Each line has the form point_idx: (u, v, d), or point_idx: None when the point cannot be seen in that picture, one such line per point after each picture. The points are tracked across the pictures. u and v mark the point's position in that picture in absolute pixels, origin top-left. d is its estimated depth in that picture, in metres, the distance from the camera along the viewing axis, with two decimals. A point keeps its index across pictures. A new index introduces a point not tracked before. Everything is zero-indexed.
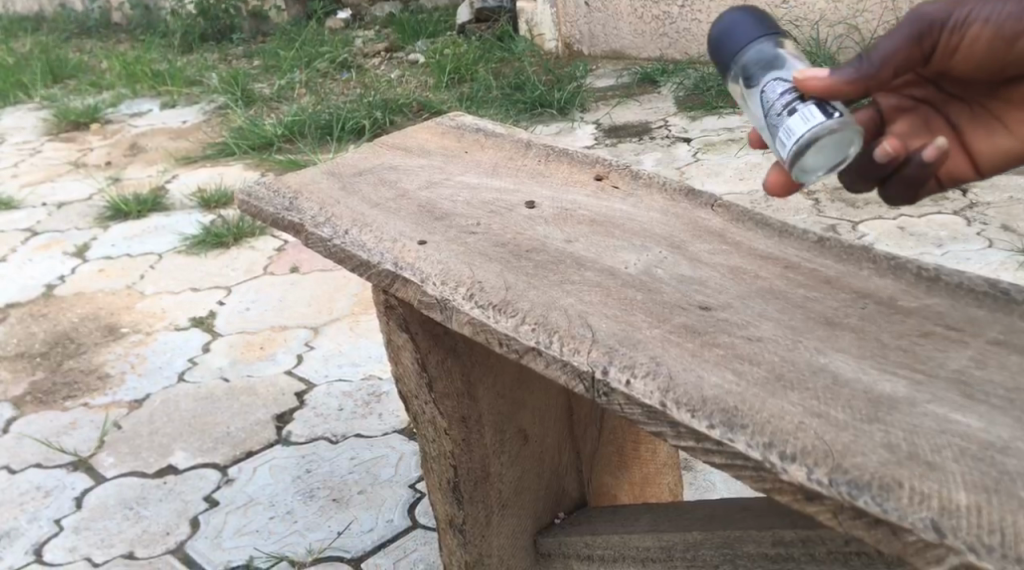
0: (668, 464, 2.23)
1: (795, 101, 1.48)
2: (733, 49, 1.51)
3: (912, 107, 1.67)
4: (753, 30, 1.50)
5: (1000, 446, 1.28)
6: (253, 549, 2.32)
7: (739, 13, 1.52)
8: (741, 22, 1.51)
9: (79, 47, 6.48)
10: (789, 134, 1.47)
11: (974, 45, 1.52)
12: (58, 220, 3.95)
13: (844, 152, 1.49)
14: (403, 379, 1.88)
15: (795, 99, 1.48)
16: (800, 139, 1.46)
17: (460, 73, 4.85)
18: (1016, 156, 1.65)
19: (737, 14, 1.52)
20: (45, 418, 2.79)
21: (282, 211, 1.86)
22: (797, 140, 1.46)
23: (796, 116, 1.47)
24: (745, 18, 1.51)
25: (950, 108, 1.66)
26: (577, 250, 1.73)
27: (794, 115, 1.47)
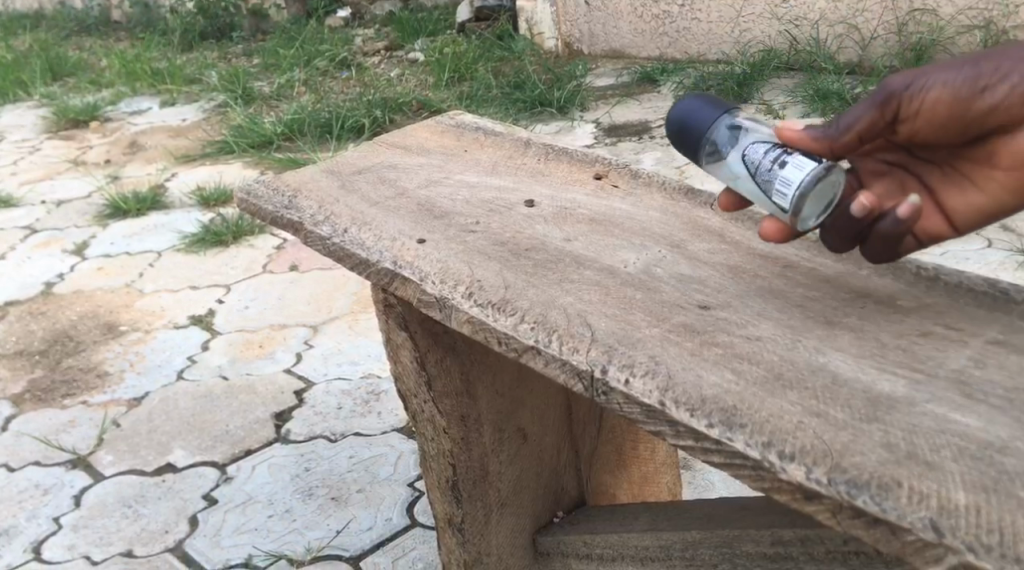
0: (667, 463, 2.23)
1: (782, 154, 1.50)
2: (700, 131, 1.53)
3: (885, 170, 1.64)
4: (714, 109, 1.54)
5: (999, 445, 1.28)
6: (251, 548, 2.32)
7: (695, 98, 1.55)
8: (697, 104, 1.54)
9: (78, 45, 6.48)
10: (787, 184, 1.49)
11: (933, 108, 1.50)
12: (58, 218, 3.94)
13: (833, 194, 1.53)
14: (402, 377, 1.87)
15: (782, 151, 1.50)
16: (803, 185, 1.48)
17: (460, 71, 4.85)
18: (993, 215, 1.58)
19: (692, 100, 1.56)
20: (44, 416, 2.79)
21: (282, 209, 1.86)
22: (799, 185, 1.48)
23: (788, 168, 1.49)
24: (702, 101, 1.55)
25: (921, 169, 1.61)
26: (576, 249, 1.73)
27: (787, 166, 1.49)
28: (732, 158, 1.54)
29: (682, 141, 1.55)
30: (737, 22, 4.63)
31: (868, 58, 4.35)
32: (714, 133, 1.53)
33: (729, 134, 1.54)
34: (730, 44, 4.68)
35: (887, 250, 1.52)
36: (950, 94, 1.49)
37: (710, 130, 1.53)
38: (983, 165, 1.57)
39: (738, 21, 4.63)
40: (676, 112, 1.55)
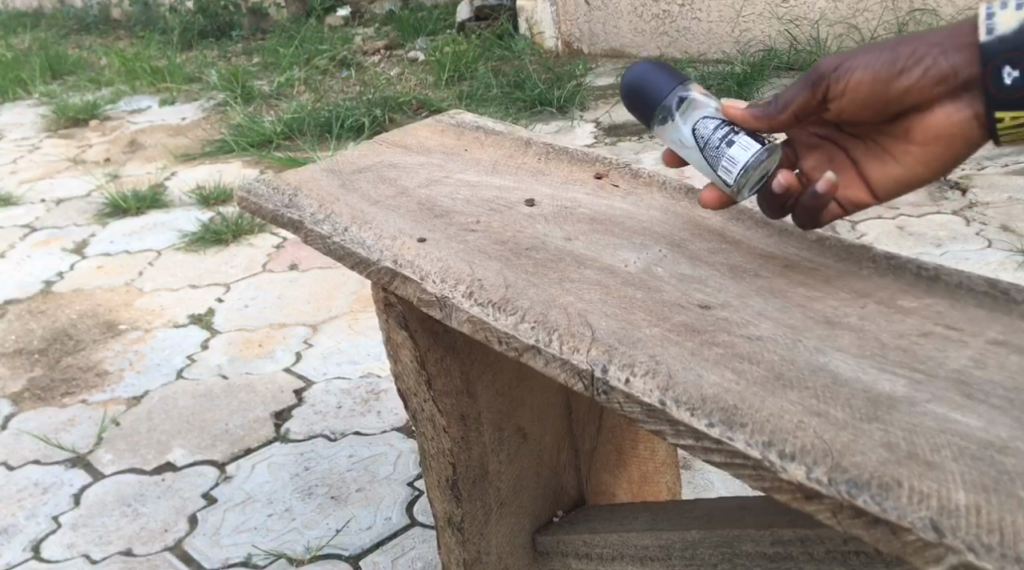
0: (666, 463, 2.23)
1: (729, 132, 1.63)
2: (654, 100, 1.63)
3: (819, 145, 1.76)
4: (670, 79, 1.63)
5: (1000, 445, 1.29)
6: (251, 546, 2.32)
7: (652, 67, 1.64)
8: (655, 73, 1.64)
9: (78, 44, 6.47)
10: (733, 163, 1.62)
11: (857, 88, 1.61)
12: (58, 217, 3.94)
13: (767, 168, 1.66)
14: (402, 376, 1.87)
15: (729, 130, 1.64)
16: (747, 165, 1.62)
17: (460, 70, 4.86)
18: (911, 187, 1.67)
19: (650, 68, 1.64)
20: (44, 414, 2.79)
21: (282, 207, 1.86)
22: (743, 165, 1.62)
23: (735, 146, 1.62)
24: (658, 69, 1.64)
25: (850, 144, 1.72)
26: (577, 248, 1.73)
27: (734, 145, 1.63)
28: (682, 127, 1.65)
29: (635, 104, 1.65)
30: (737, 22, 4.64)
31: None
32: (668, 103, 1.63)
33: (681, 106, 1.64)
34: (730, 43, 4.68)
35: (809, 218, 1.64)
36: (872, 74, 1.60)
37: (667, 100, 1.63)
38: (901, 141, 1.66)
39: (738, 21, 4.63)
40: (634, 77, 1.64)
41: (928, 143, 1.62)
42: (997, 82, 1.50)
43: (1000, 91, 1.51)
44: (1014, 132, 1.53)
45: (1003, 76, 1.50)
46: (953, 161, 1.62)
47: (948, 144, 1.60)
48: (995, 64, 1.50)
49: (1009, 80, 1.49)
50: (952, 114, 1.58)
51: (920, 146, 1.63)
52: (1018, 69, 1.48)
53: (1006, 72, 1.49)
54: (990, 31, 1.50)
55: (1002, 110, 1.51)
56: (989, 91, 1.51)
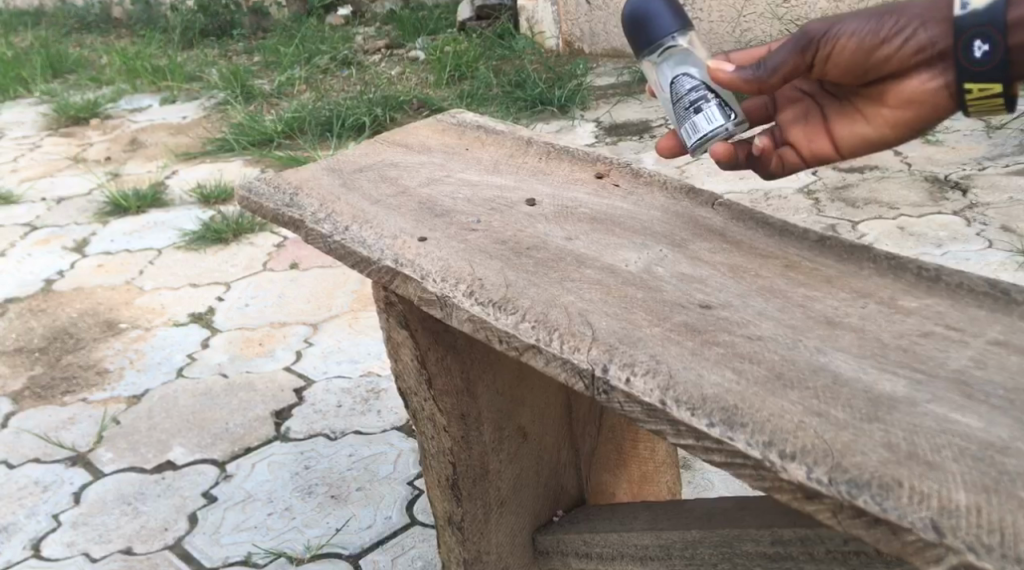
0: (666, 462, 2.23)
1: (701, 99, 1.67)
2: (647, 38, 1.65)
3: (798, 100, 1.79)
4: (670, 24, 1.64)
5: (1001, 446, 1.29)
6: (251, 545, 2.32)
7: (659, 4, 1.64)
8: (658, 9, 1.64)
9: (79, 43, 6.48)
10: (695, 129, 1.68)
11: (841, 52, 1.63)
12: (59, 216, 3.94)
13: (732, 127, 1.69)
14: (403, 375, 1.87)
15: (704, 97, 1.67)
16: (704, 137, 1.68)
17: (461, 69, 4.86)
18: (877, 148, 1.71)
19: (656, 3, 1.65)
20: (44, 412, 2.79)
21: (282, 206, 1.86)
22: (701, 136, 1.68)
23: (701, 114, 1.68)
24: (665, 4, 1.65)
25: (826, 102, 1.75)
26: (577, 247, 1.73)
27: (700, 113, 1.68)
28: (664, 71, 1.68)
29: (632, 29, 1.67)
30: (738, 22, 4.64)
31: None
32: (660, 45, 1.65)
33: (672, 52, 1.66)
34: (731, 43, 4.68)
35: (759, 171, 1.78)
36: (856, 40, 1.62)
37: (660, 43, 1.65)
38: (875, 103, 1.69)
39: (738, 21, 4.64)
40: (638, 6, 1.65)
41: (899, 109, 1.65)
42: (969, 57, 1.52)
43: (971, 64, 1.53)
44: (983, 105, 1.56)
45: (974, 49, 1.52)
46: (920, 129, 1.66)
47: (917, 112, 1.64)
48: (966, 37, 1.52)
49: (979, 54, 1.52)
50: (926, 85, 1.61)
51: (890, 111, 1.67)
52: (988, 43, 1.50)
53: (977, 45, 1.51)
54: (964, 5, 1.52)
55: (972, 82, 1.54)
56: (959, 65, 1.54)
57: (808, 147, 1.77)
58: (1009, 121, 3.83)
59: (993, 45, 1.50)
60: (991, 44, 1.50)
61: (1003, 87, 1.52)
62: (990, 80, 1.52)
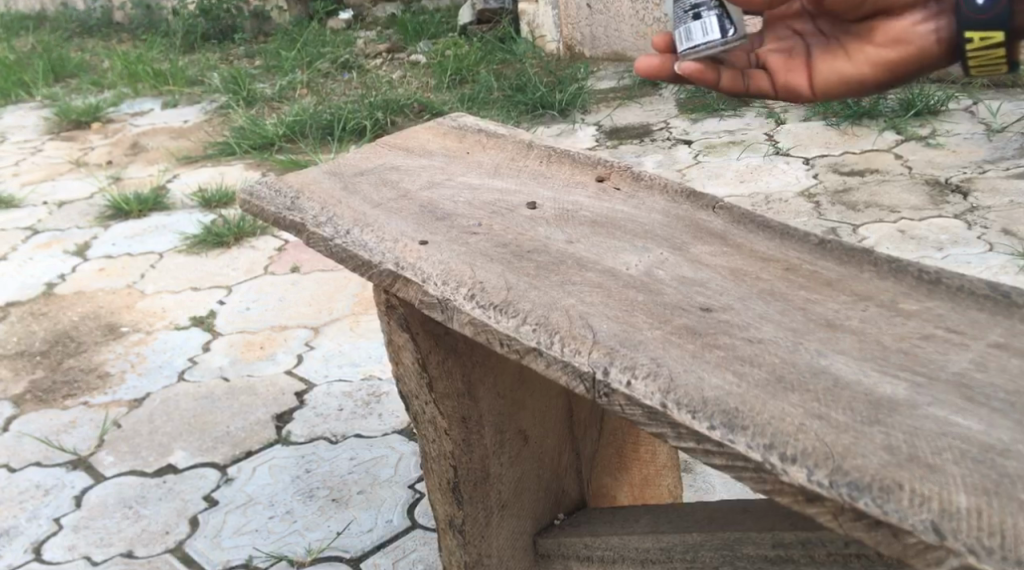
0: (668, 466, 2.23)
1: (702, 8, 1.75)
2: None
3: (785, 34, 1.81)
4: None
5: (1001, 448, 1.29)
6: (252, 548, 2.32)
7: None
8: None
9: (81, 46, 6.49)
10: (688, 34, 1.77)
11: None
12: (60, 219, 3.95)
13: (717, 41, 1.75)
14: (402, 379, 1.87)
15: (705, 3, 1.74)
16: (693, 45, 1.77)
17: (462, 73, 4.88)
18: (852, 88, 1.76)
19: None
20: (45, 416, 2.79)
21: (284, 210, 1.86)
22: (694, 46, 1.76)
23: (698, 23, 1.76)
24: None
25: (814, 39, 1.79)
26: (578, 250, 1.74)
27: (698, 21, 1.76)
28: None
29: None
30: None
31: None
32: None
33: None
34: None
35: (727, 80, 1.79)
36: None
37: None
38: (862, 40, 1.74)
39: None
40: None
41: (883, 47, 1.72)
42: (970, 6, 1.58)
43: (972, 12, 1.58)
44: (987, 56, 1.60)
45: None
46: (897, 74, 1.73)
47: (902, 53, 1.70)
48: None
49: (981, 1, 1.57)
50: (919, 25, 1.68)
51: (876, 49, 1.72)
52: None
53: None
54: None
55: (974, 31, 1.59)
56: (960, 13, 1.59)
57: (783, 78, 1.79)
58: (1009, 124, 3.84)
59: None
60: None
61: (1005, 35, 1.57)
62: (991, 29, 1.57)
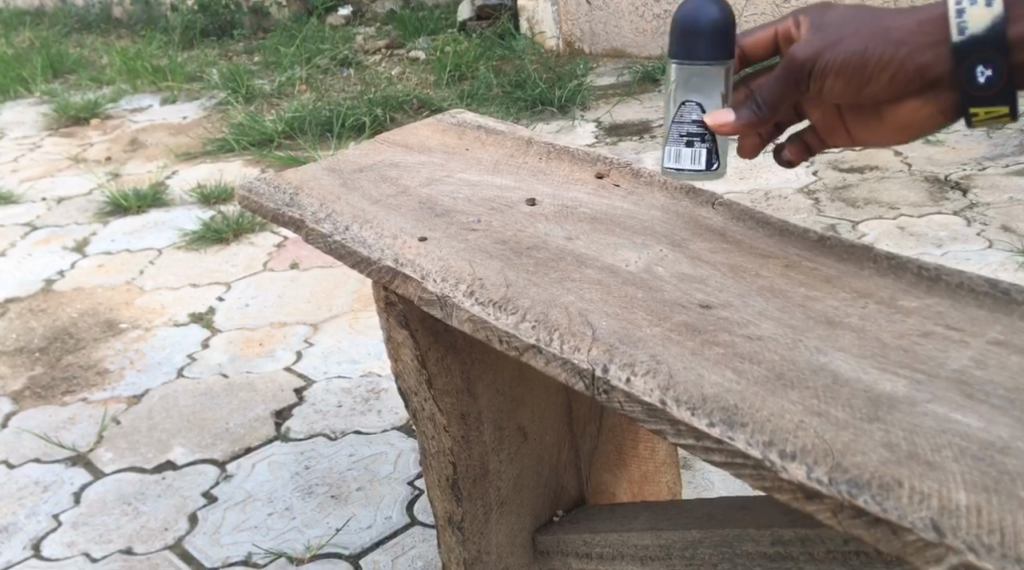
0: (667, 463, 2.23)
1: (698, 135, 1.76)
2: (730, 39, 1.67)
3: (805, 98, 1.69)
4: (715, 47, 1.65)
5: (1000, 446, 1.29)
6: (251, 545, 2.32)
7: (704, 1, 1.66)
8: (709, 14, 1.65)
9: (79, 42, 6.48)
10: (676, 157, 1.78)
11: (834, 82, 1.56)
12: (59, 215, 3.94)
13: (704, 167, 1.78)
14: (402, 375, 1.87)
15: (700, 135, 1.76)
16: (679, 166, 1.79)
17: (461, 69, 4.87)
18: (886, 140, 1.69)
19: (711, 14, 1.65)
20: (44, 412, 2.79)
21: (283, 206, 1.86)
22: (678, 168, 1.79)
23: (689, 149, 1.77)
24: (708, 3, 1.66)
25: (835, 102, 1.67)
26: (577, 247, 1.73)
27: (690, 147, 1.77)
28: (682, 88, 1.72)
29: (681, 35, 1.67)
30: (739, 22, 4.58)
31: None
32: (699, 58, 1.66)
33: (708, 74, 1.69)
34: None
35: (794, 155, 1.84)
36: (846, 72, 1.54)
37: (695, 59, 1.67)
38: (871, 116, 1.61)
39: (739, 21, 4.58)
40: (689, 30, 1.66)
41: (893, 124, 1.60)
42: (969, 83, 1.48)
43: (974, 89, 1.48)
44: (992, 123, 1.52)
45: (977, 75, 1.47)
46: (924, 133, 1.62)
47: (914, 128, 1.59)
48: (968, 63, 1.47)
49: (983, 79, 1.47)
50: (922, 106, 1.55)
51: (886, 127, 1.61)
52: (992, 69, 1.46)
53: (980, 71, 1.47)
54: (960, 29, 1.46)
55: (978, 107, 1.49)
56: (960, 90, 1.49)
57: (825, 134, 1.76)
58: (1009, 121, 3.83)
59: (998, 70, 1.46)
60: (994, 69, 1.46)
61: (1010, 109, 1.48)
62: (996, 104, 1.48)
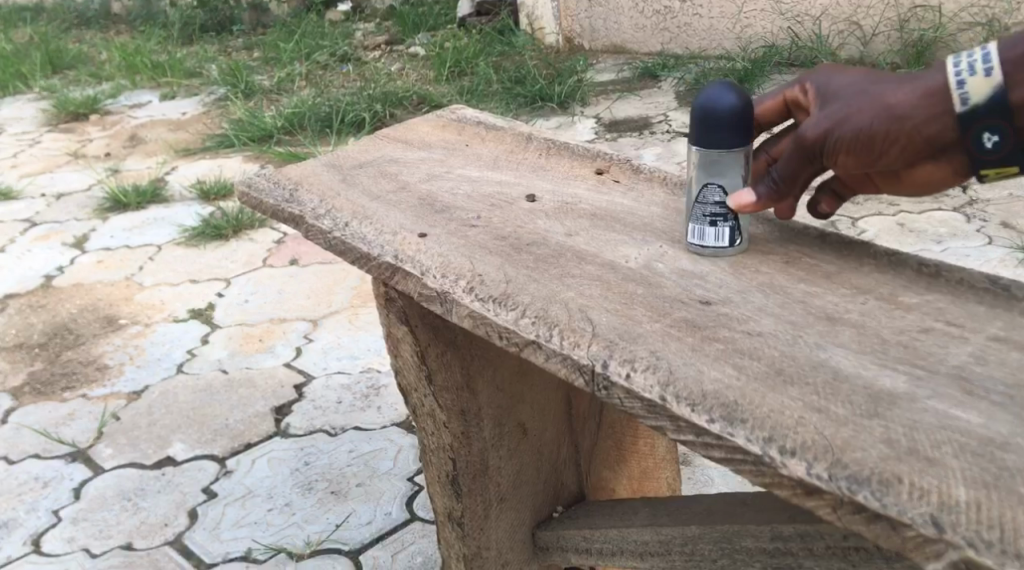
0: (667, 458, 2.18)
1: (723, 215, 1.67)
2: (749, 125, 1.61)
3: None
4: (736, 131, 1.60)
5: (1000, 442, 1.29)
6: (251, 541, 2.32)
7: (721, 86, 1.59)
8: (728, 99, 1.59)
9: (78, 38, 6.48)
10: (701, 236, 1.68)
11: (846, 159, 1.52)
12: (58, 211, 3.94)
13: (728, 247, 1.68)
14: (403, 371, 1.87)
15: (725, 214, 1.67)
16: (703, 246, 1.68)
17: (461, 66, 4.87)
18: None
19: (730, 98, 1.59)
20: (44, 408, 2.79)
21: (282, 202, 1.86)
22: (702, 246, 1.69)
23: (714, 229, 1.67)
24: (725, 90, 1.59)
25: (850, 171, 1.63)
26: (578, 243, 1.73)
27: (715, 227, 1.67)
28: (706, 170, 1.64)
29: (701, 122, 1.60)
30: (739, 18, 4.58)
31: (869, 55, 4.34)
32: (722, 144, 1.60)
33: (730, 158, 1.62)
34: (731, 40, 4.63)
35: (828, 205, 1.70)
36: (856, 148, 1.51)
37: (718, 146, 1.60)
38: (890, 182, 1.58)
39: (739, 17, 4.58)
40: (709, 116, 1.59)
41: (912, 188, 1.55)
42: (977, 150, 1.45)
43: (981, 153, 1.46)
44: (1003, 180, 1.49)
45: (984, 142, 1.45)
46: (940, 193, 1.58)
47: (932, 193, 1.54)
48: (973, 131, 1.45)
49: (990, 144, 1.45)
50: (937, 170, 1.51)
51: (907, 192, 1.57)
52: (998, 133, 1.44)
53: (986, 137, 1.44)
54: (963, 100, 1.44)
55: (989, 170, 1.47)
56: (969, 156, 1.47)
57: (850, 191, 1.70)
58: None
59: (1005, 135, 1.44)
60: (1001, 133, 1.44)
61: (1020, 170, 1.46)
62: (1006, 166, 1.46)
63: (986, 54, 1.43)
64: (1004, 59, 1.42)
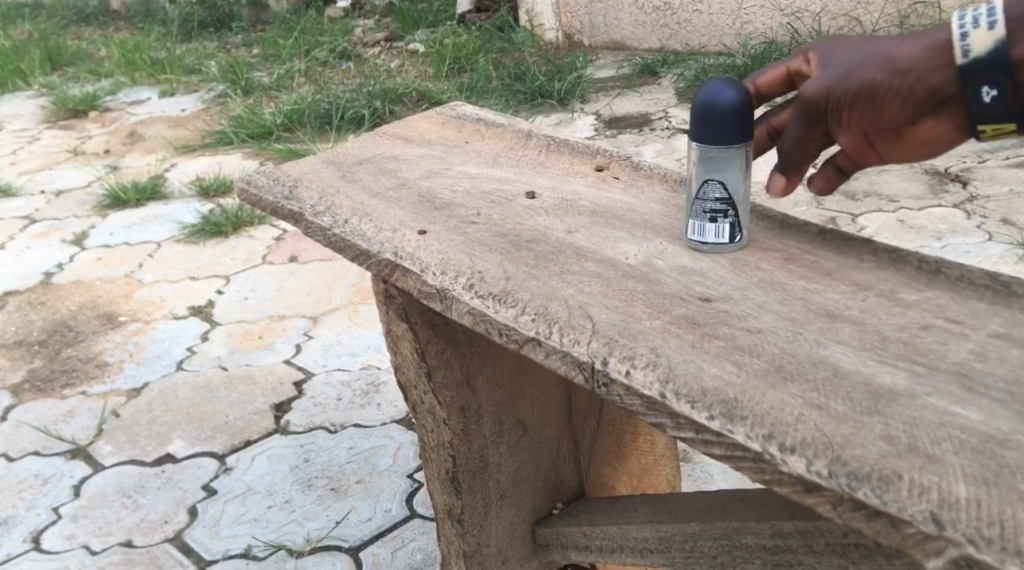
0: (666, 455, 2.16)
1: (723, 210, 1.66)
2: (749, 121, 1.59)
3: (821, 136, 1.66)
4: (737, 128, 1.58)
5: (1000, 438, 1.29)
6: (251, 538, 2.32)
7: (722, 84, 1.57)
8: (729, 96, 1.57)
9: (77, 35, 6.47)
10: (702, 232, 1.68)
11: (848, 116, 1.54)
12: (58, 208, 3.94)
13: (728, 242, 1.68)
14: (402, 368, 1.87)
15: (726, 210, 1.66)
16: (704, 242, 1.69)
17: (460, 62, 4.87)
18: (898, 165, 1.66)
19: (730, 95, 1.57)
20: (44, 405, 2.79)
21: (282, 199, 1.86)
22: (703, 243, 1.69)
23: (714, 225, 1.67)
24: (725, 86, 1.57)
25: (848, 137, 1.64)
26: (577, 240, 1.73)
27: (715, 223, 1.67)
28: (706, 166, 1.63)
29: (701, 119, 1.59)
30: (738, 14, 4.58)
31: None
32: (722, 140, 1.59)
33: (731, 155, 1.61)
34: (731, 36, 4.63)
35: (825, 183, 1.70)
36: (858, 104, 1.53)
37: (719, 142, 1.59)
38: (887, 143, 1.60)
39: (738, 13, 4.58)
40: (711, 112, 1.58)
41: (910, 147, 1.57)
42: (977, 104, 1.48)
43: (981, 109, 1.48)
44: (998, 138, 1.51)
45: (983, 95, 1.47)
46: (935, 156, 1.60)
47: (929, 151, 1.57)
48: (973, 84, 1.47)
49: (989, 99, 1.47)
50: (935, 126, 1.53)
51: (906, 150, 1.59)
52: (998, 88, 1.46)
53: (986, 91, 1.47)
54: (965, 53, 1.46)
55: (985, 125, 1.49)
56: (968, 111, 1.49)
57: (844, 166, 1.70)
58: None
59: (1004, 90, 1.45)
60: (1000, 88, 1.46)
61: (1017, 125, 1.48)
62: (1003, 121, 1.48)
63: (991, 8, 1.45)
64: (1009, 14, 1.44)
